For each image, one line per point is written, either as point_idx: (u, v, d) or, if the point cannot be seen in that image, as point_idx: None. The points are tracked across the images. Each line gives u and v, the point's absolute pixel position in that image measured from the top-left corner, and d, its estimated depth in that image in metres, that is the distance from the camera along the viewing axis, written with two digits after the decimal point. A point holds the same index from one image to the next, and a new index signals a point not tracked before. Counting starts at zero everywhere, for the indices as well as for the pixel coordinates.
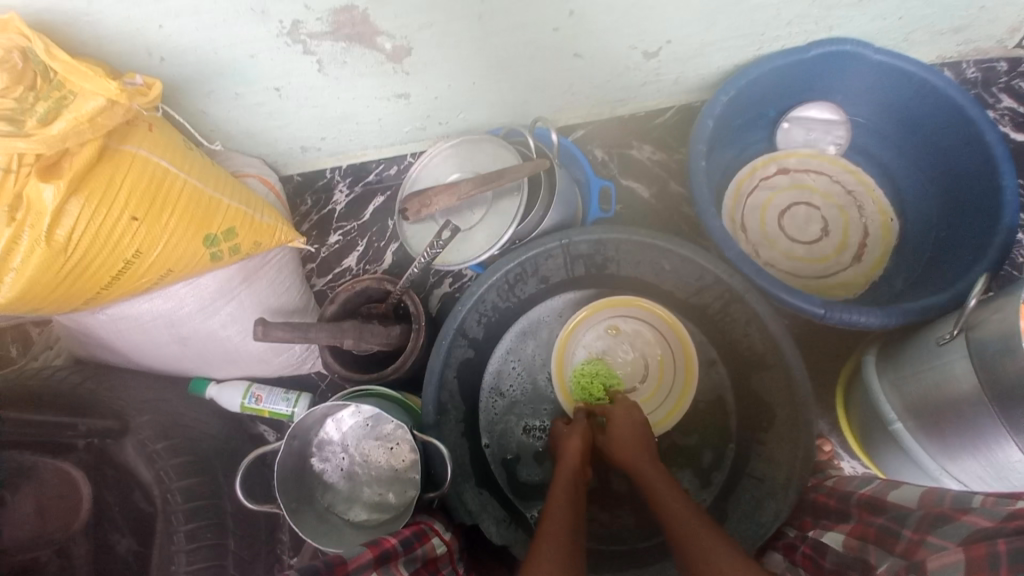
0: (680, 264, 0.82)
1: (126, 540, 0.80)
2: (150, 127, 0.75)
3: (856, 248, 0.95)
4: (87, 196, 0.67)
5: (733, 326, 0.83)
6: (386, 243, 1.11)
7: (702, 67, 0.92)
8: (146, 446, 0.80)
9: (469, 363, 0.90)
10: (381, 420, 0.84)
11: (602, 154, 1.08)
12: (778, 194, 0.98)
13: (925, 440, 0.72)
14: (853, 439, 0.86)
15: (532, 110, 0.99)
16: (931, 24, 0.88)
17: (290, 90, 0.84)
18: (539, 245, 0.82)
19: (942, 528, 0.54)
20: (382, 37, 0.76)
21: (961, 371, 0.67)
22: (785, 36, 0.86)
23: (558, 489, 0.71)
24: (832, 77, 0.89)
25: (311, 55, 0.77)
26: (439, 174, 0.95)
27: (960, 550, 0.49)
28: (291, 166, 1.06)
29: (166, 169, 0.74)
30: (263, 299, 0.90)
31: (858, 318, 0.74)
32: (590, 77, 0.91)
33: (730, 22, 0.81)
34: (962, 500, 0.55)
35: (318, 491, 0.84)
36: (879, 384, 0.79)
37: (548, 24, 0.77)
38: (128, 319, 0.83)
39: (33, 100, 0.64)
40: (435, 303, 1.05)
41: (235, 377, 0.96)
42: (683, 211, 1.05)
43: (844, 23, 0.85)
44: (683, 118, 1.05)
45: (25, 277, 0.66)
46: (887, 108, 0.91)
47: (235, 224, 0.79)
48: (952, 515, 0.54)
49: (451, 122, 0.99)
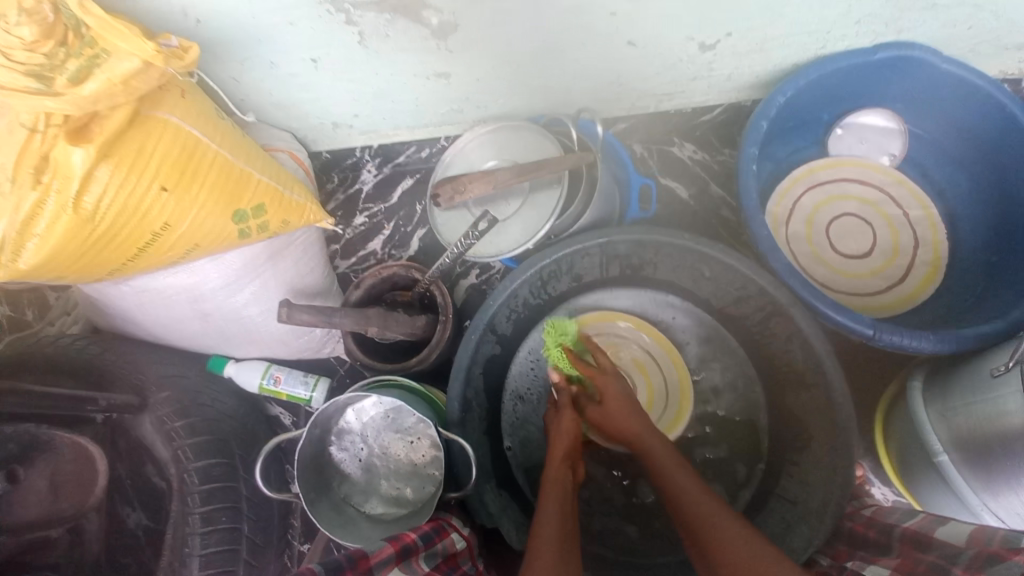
0: (723, 272, 0.78)
1: (137, 513, 0.81)
2: (183, 93, 0.71)
3: (907, 265, 0.90)
4: (117, 163, 0.64)
5: (773, 341, 0.80)
6: (413, 228, 1.08)
7: (758, 64, 0.87)
8: (165, 423, 0.79)
9: (495, 359, 0.87)
10: (403, 414, 0.81)
11: (642, 150, 1.04)
12: (828, 203, 0.93)
13: (970, 475, 0.68)
14: (891, 468, 0.82)
15: (575, 99, 0.95)
16: (1008, 32, 0.83)
17: (326, 63, 0.80)
18: (577, 243, 0.78)
19: (996, 567, 0.53)
20: (430, 12, 0.71)
21: (1014, 407, 0.64)
22: (852, 35, 0.82)
23: (552, 492, 0.67)
24: (897, 82, 0.84)
25: (352, 26, 0.73)
26: (474, 160, 0.91)
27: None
28: (319, 142, 1.03)
29: (199, 139, 0.70)
30: (287, 279, 0.88)
31: (909, 342, 0.71)
32: (640, 67, 0.87)
33: (796, 17, 0.77)
34: (1013, 541, 0.55)
35: (335, 481, 0.83)
36: (924, 413, 0.75)
37: (604, 8, 0.73)
38: (151, 293, 0.81)
39: (64, 56, 0.59)
40: (461, 293, 1.03)
41: (254, 357, 0.94)
42: (724, 215, 1.01)
43: (916, 25, 0.80)
44: (731, 117, 1.00)
45: (51, 244, 0.63)
46: (951, 120, 0.86)
47: (265, 200, 0.76)
48: (1004, 556, 0.53)
49: (489, 106, 0.95)
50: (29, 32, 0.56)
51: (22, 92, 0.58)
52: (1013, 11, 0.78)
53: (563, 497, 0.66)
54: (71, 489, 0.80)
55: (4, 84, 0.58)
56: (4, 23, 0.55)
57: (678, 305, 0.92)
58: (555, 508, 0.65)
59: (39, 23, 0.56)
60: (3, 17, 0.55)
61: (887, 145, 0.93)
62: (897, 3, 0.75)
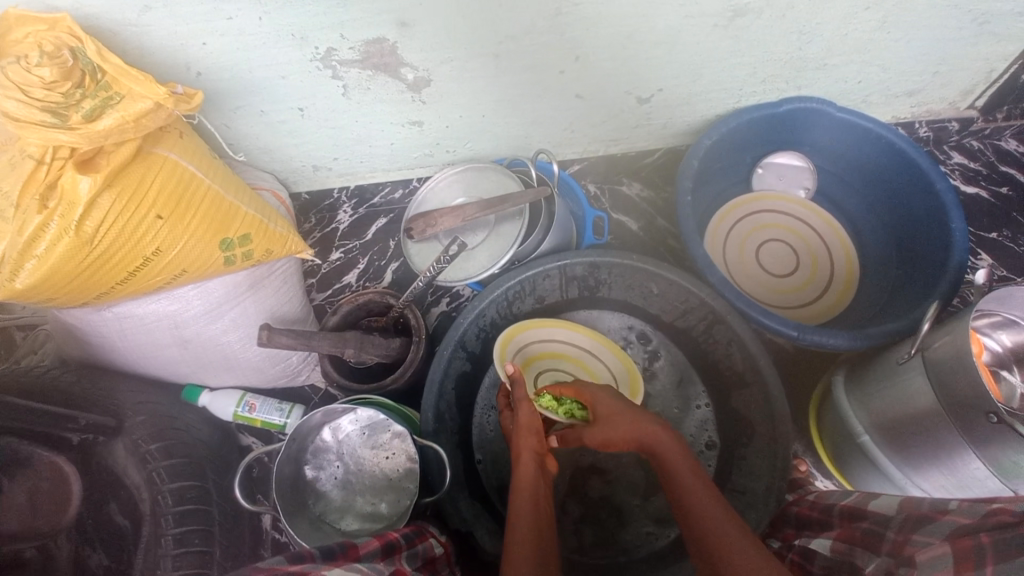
0: (668, 288, 0.87)
1: (97, 554, 0.77)
2: (180, 134, 0.80)
3: (826, 282, 1.05)
4: (119, 192, 0.70)
5: (716, 347, 0.89)
6: (387, 261, 1.15)
7: (688, 114, 1.03)
8: (140, 446, 0.81)
9: (465, 376, 0.92)
10: (378, 429, 0.85)
11: (594, 189, 1.16)
12: (755, 232, 1.07)
13: (892, 452, 0.79)
14: (828, 460, 0.92)
15: (535, 143, 1.07)
16: (886, 89, 1.02)
17: (312, 111, 0.90)
18: (539, 266, 0.86)
19: (925, 527, 0.56)
20: (406, 68, 0.83)
21: (920, 388, 0.73)
22: (761, 91, 0.98)
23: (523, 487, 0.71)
24: (802, 129, 1.00)
25: (338, 79, 0.84)
26: (445, 197, 1.01)
27: (946, 543, 0.51)
28: (300, 184, 1.12)
29: (194, 173, 0.78)
30: (267, 307, 0.92)
31: (829, 341, 0.79)
32: (589, 116, 1.01)
33: (713, 77, 0.93)
34: (939, 502, 0.58)
35: (311, 499, 0.85)
36: (848, 403, 0.85)
37: (555, 67, 0.87)
38: (134, 319, 0.84)
39: (80, 96, 0.66)
40: (433, 320, 1.09)
41: (229, 386, 0.97)
42: (669, 243, 1.13)
43: (810, 84, 0.98)
44: (669, 159, 1.15)
45: (47, 264, 0.68)
46: (848, 160, 1.02)
47: (251, 230, 0.82)
48: (933, 516, 0.56)
49: (458, 151, 1.07)
50: (48, 73, 0.63)
51: (38, 125, 0.65)
52: (886, 71, 0.97)
53: (535, 487, 0.71)
54: (49, 505, 0.78)
55: (20, 118, 0.65)
56: (26, 64, 0.63)
57: (632, 324, 1.01)
58: (527, 501, 0.69)
59: (59, 66, 0.64)
60: (27, 59, 0.63)
61: (802, 181, 1.08)
62: (793, 66, 0.92)
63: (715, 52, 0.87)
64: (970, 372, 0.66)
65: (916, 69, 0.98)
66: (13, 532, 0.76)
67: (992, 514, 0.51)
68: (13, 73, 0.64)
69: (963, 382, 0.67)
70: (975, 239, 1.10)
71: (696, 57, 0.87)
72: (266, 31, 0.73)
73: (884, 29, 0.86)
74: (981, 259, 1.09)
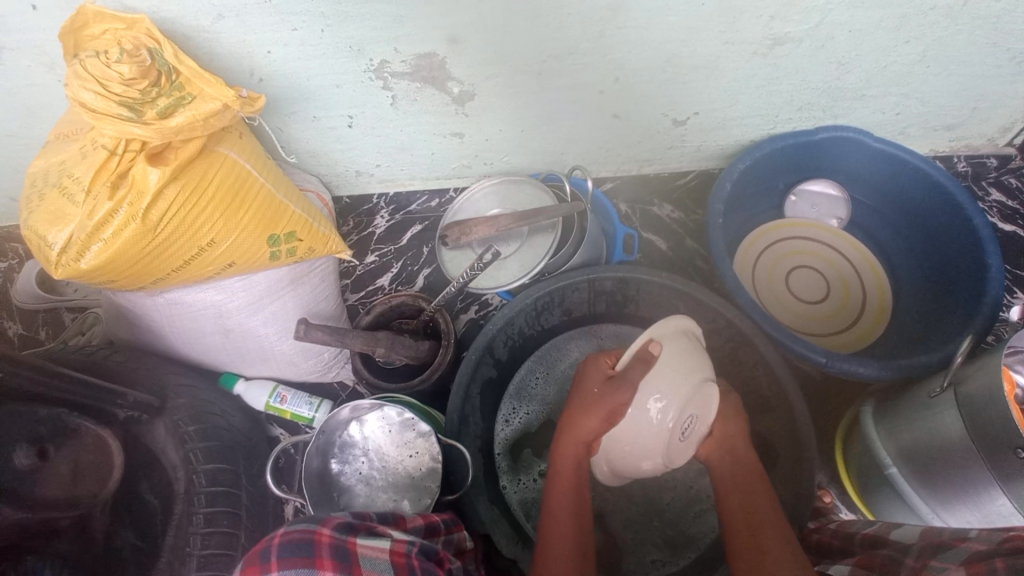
0: (695, 308, 0.87)
1: (127, 533, 0.81)
2: (240, 135, 0.84)
3: (857, 311, 1.05)
4: (183, 184, 0.75)
5: (742, 370, 0.89)
6: (419, 267, 1.18)
7: (722, 138, 1.05)
8: (180, 427, 0.85)
9: (490, 382, 0.94)
10: (406, 428, 0.86)
11: (626, 208, 1.18)
12: (785, 258, 1.08)
13: (919, 484, 0.78)
14: (855, 491, 0.91)
15: (569, 160, 1.10)
16: (927, 120, 1.02)
17: (361, 119, 0.95)
18: (570, 279, 0.88)
19: (944, 552, 0.56)
20: (453, 82, 0.87)
21: (949, 422, 0.72)
22: (797, 119, 1.00)
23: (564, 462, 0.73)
24: (837, 158, 1.01)
25: (388, 90, 0.88)
26: (481, 207, 1.04)
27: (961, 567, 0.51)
28: (341, 187, 1.17)
29: (250, 172, 0.82)
30: (305, 303, 0.96)
31: (857, 369, 0.79)
32: (625, 136, 1.03)
33: (749, 102, 0.94)
34: (959, 531, 0.58)
35: (337, 492, 0.88)
36: (876, 433, 0.85)
37: (595, 87, 0.90)
38: (183, 306, 0.89)
39: (155, 94, 0.72)
40: (461, 325, 1.12)
41: (263, 377, 1.01)
42: (697, 264, 1.14)
43: (847, 113, 0.99)
44: (701, 182, 1.16)
45: (113, 248, 0.73)
46: (883, 191, 1.02)
47: (297, 228, 0.86)
48: (951, 544, 0.57)
49: (496, 163, 1.10)
50: (128, 70, 0.69)
51: (114, 118, 0.70)
52: (924, 104, 0.97)
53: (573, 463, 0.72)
54: (91, 476, 0.81)
55: (97, 109, 0.70)
56: (106, 59, 0.68)
57: None
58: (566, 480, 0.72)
59: (137, 64, 0.69)
60: (107, 55, 0.68)
61: (835, 209, 1.08)
62: (829, 96, 0.94)
63: (753, 79, 0.89)
64: (1001, 406, 0.65)
65: (954, 104, 0.98)
66: (51, 501, 0.77)
67: (1007, 541, 0.51)
68: (92, 67, 0.69)
69: (994, 417, 0.66)
70: (1011, 277, 1.09)
71: (734, 80, 0.89)
72: (325, 43, 0.78)
73: (924, 62, 0.87)
74: (1017, 297, 1.07)
